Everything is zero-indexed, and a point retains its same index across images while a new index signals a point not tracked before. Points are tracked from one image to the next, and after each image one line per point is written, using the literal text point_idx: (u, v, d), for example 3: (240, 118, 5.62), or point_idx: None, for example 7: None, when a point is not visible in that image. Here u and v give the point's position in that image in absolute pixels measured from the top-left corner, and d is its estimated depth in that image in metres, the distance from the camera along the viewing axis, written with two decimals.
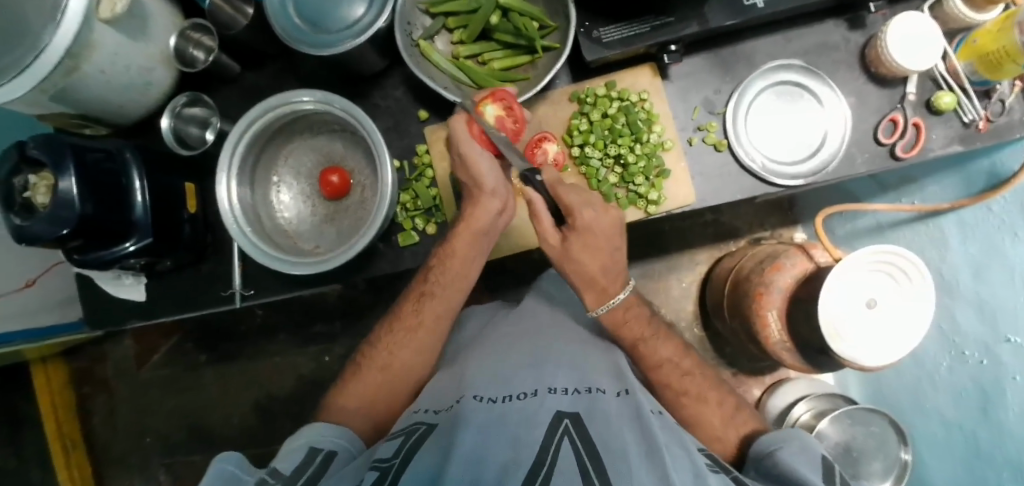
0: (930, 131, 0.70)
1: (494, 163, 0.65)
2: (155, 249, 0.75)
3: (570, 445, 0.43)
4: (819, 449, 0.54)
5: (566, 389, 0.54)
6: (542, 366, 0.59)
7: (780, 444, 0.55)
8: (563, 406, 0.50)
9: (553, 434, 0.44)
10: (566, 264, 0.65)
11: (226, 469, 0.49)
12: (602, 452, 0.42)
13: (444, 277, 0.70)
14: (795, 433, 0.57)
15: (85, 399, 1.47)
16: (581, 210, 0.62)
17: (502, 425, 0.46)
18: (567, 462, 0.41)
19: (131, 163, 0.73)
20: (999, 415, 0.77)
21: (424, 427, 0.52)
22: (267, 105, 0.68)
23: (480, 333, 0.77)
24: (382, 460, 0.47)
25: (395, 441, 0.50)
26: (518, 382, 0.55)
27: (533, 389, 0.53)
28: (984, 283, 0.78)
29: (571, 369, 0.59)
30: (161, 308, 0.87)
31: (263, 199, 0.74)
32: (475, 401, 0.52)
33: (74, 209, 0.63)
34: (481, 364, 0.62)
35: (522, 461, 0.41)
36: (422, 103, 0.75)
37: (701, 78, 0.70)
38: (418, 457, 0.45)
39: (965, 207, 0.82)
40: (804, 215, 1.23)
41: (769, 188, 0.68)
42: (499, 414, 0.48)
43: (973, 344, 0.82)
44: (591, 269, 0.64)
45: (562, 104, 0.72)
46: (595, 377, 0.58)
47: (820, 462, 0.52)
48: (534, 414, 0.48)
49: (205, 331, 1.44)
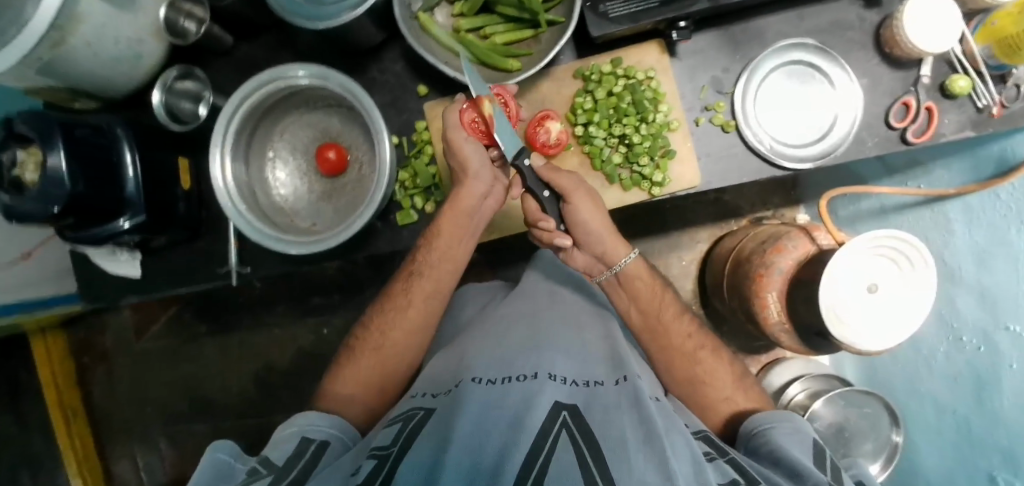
0: (941, 116, 0.69)
1: (477, 146, 0.64)
2: (149, 226, 0.74)
3: (569, 439, 0.42)
4: (810, 434, 0.54)
5: (566, 377, 0.53)
6: (543, 349, 0.58)
7: (773, 423, 0.55)
8: (562, 396, 0.49)
9: (552, 423, 0.44)
10: (589, 215, 0.63)
11: (220, 459, 0.50)
12: (601, 441, 0.42)
13: (433, 255, 0.69)
14: (783, 416, 0.56)
15: (85, 369, 1.48)
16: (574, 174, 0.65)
17: (500, 410, 0.46)
18: (565, 456, 0.40)
19: (122, 138, 0.71)
20: (994, 401, 0.77)
21: (422, 413, 0.51)
22: (262, 79, 0.66)
23: (478, 315, 0.77)
24: (380, 447, 0.46)
25: (393, 427, 0.50)
26: (519, 366, 0.54)
27: (533, 372, 0.53)
28: (988, 271, 0.77)
29: (571, 354, 0.58)
30: (157, 281, 0.86)
31: (258, 175, 0.72)
32: (474, 383, 0.51)
33: (63, 186, 0.62)
34: (481, 346, 0.61)
35: (519, 446, 0.40)
36: (422, 78, 0.73)
37: (711, 56, 0.68)
38: (417, 441, 0.45)
39: (971, 194, 0.81)
40: (807, 195, 1.22)
41: (776, 171, 0.67)
42: (497, 399, 0.47)
43: (971, 329, 0.81)
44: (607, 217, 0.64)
45: (565, 80, 0.70)
46: (594, 365, 0.57)
47: (811, 447, 0.52)
48: (532, 399, 0.47)
49: (203, 305, 1.44)
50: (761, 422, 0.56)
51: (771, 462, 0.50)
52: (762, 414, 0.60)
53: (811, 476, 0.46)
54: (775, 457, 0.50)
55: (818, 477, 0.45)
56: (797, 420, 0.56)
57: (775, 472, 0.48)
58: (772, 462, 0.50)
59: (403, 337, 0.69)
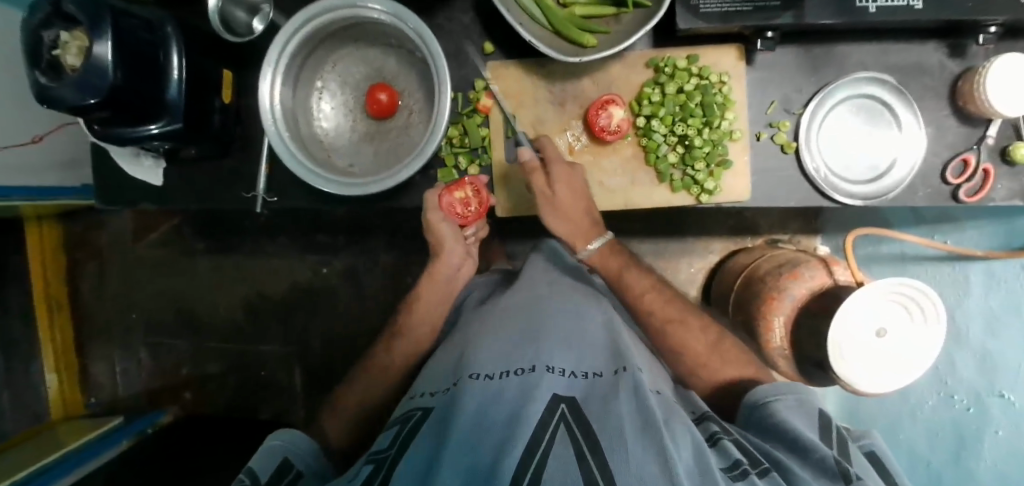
0: (996, 180, 0.68)
1: (453, 229, 0.73)
2: (181, 136, 0.72)
3: (567, 432, 0.43)
4: (813, 407, 0.56)
5: (564, 369, 0.53)
6: (541, 341, 0.57)
7: (776, 397, 0.57)
8: (560, 390, 0.49)
9: (550, 417, 0.44)
10: (556, 217, 0.69)
11: None
12: (598, 431, 0.43)
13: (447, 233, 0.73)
14: (789, 387, 0.58)
15: (77, 265, 1.47)
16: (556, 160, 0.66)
17: (496, 405, 0.46)
18: (562, 446, 0.41)
19: (172, 38, 0.68)
20: (972, 460, 0.87)
21: (419, 413, 0.52)
22: (328, 5, 0.63)
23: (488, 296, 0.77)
24: (378, 452, 0.49)
25: (391, 431, 0.52)
26: (518, 357, 0.54)
27: (530, 365, 0.53)
28: (998, 339, 0.83)
29: (570, 346, 0.58)
30: (176, 194, 0.85)
31: (304, 103, 0.71)
32: (472, 379, 0.51)
33: (105, 77, 0.60)
34: (480, 338, 0.61)
35: (518, 436, 0.41)
36: (488, 34, 0.71)
37: (785, 73, 0.66)
38: (415, 442, 0.47)
39: (996, 259, 0.82)
40: (828, 228, 1.21)
41: (824, 202, 0.66)
42: (496, 392, 0.48)
43: (965, 390, 0.88)
44: (576, 221, 0.69)
45: (638, 68, 0.68)
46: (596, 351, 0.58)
47: (814, 419, 0.54)
48: (529, 391, 0.48)
49: (207, 220, 1.42)
50: (764, 395, 0.58)
51: (777, 432, 0.52)
52: (765, 385, 0.61)
53: (815, 448, 0.48)
54: (779, 428, 0.52)
55: (823, 451, 0.48)
56: (799, 392, 0.58)
57: (780, 449, 0.50)
58: (778, 432, 0.52)
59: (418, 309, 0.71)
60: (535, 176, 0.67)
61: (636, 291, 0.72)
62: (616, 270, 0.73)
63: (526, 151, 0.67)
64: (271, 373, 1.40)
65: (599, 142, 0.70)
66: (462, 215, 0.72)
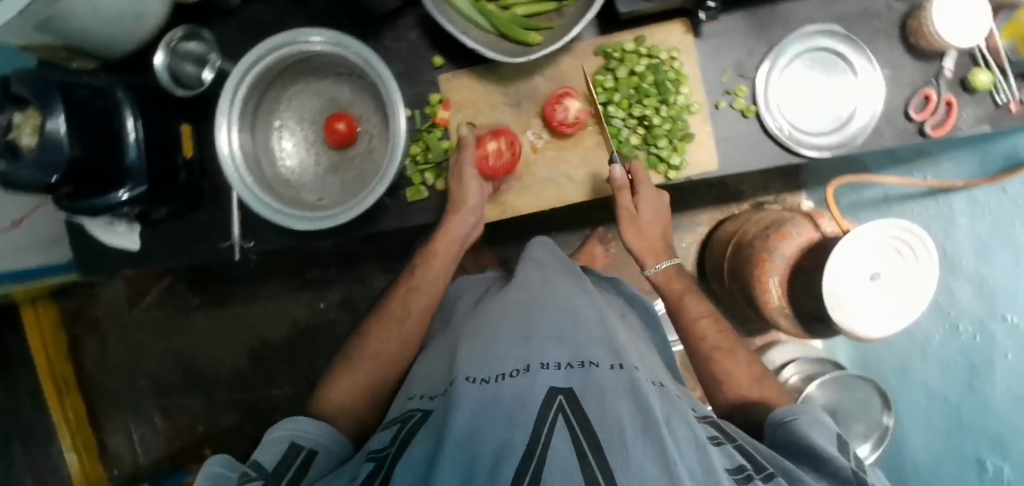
0: (960, 110, 0.69)
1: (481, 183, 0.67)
2: (150, 197, 0.72)
3: (565, 426, 0.42)
4: (832, 425, 0.54)
5: (559, 363, 0.53)
6: (534, 343, 0.57)
7: (792, 414, 0.55)
8: (557, 383, 0.49)
9: (546, 411, 0.44)
10: (637, 238, 0.69)
11: (217, 472, 0.50)
12: (597, 427, 0.42)
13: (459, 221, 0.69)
14: (808, 406, 0.56)
15: (76, 340, 1.46)
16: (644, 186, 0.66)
17: (494, 405, 0.46)
18: (561, 441, 0.40)
19: (124, 103, 0.68)
20: (987, 390, 0.80)
21: (420, 413, 0.52)
22: (270, 44, 0.63)
23: (477, 305, 0.75)
24: (377, 451, 0.48)
25: (390, 430, 0.51)
26: (512, 359, 0.55)
27: (525, 366, 0.53)
28: (986, 262, 0.78)
29: (565, 340, 0.58)
30: (157, 255, 0.85)
31: (264, 144, 0.70)
32: (467, 383, 0.51)
33: (62, 152, 0.59)
34: (472, 344, 0.61)
35: (516, 440, 0.41)
36: (437, 47, 0.71)
37: (735, 38, 0.67)
38: (414, 442, 0.46)
39: (975, 187, 0.81)
40: (809, 183, 1.22)
41: (794, 159, 0.66)
42: (491, 396, 0.48)
43: (968, 319, 0.83)
44: (649, 238, 0.69)
45: (587, 57, 0.68)
46: (591, 347, 0.57)
47: (832, 435, 0.52)
48: (526, 393, 0.48)
49: (198, 274, 1.42)
50: (780, 414, 0.56)
51: (794, 453, 0.51)
52: (780, 405, 0.60)
53: (834, 460, 0.47)
54: (796, 444, 0.51)
55: (840, 462, 0.46)
56: (817, 410, 0.56)
57: (798, 465, 0.49)
58: (795, 453, 0.51)
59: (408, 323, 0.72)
60: (621, 194, 0.66)
61: (692, 314, 0.70)
62: (678, 290, 0.72)
63: (614, 167, 0.65)
64: (285, 416, 1.39)
65: (562, 137, 0.70)
66: (502, 168, 0.68)
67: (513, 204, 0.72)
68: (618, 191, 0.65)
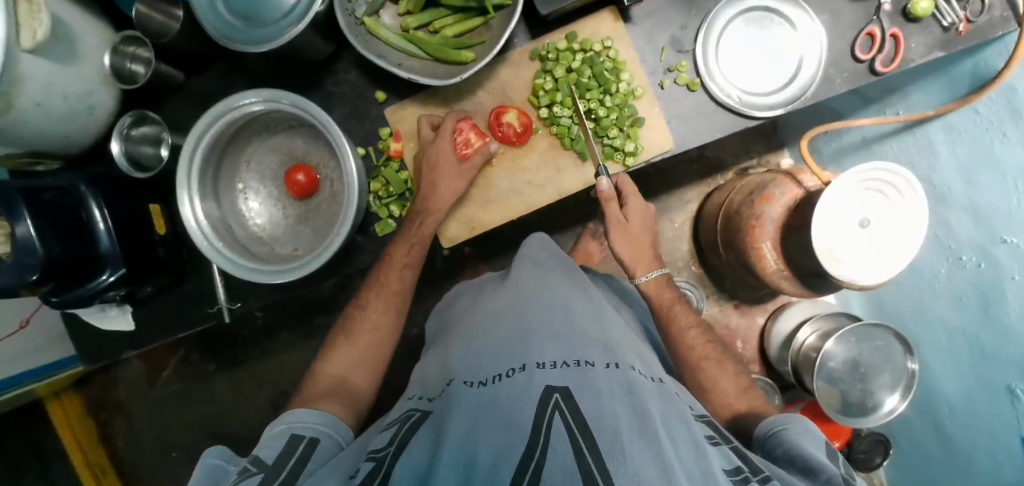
0: (909, 41, 0.69)
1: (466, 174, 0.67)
2: (133, 277, 0.73)
3: (562, 424, 0.39)
4: (819, 432, 0.54)
5: (555, 362, 0.49)
6: (530, 339, 0.54)
7: (783, 424, 0.55)
8: (553, 381, 0.45)
9: (543, 409, 0.41)
10: (627, 245, 0.75)
11: (211, 464, 0.49)
12: (594, 426, 0.39)
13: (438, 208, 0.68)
14: (795, 416, 0.56)
15: (104, 426, 1.47)
16: (631, 198, 0.73)
17: (491, 408, 0.43)
18: (560, 442, 0.37)
19: (88, 196, 0.68)
20: (1002, 317, 0.71)
21: (418, 413, 0.51)
22: (215, 113, 0.64)
23: (470, 307, 0.73)
24: (377, 450, 0.45)
25: (390, 431, 0.49)
26: (507, 359, 0.51)
27: (521, 365, 0.49)
28: (975, 188, 0.71)
29: (561, 338, 0.55)
30: (152, 334, 0.85)
31: (231, 209, 0.71)
32: (465, 387, 0.49)
33: (38, 253, 0.61)
34: (467, 346, 0.58)
35: (514, 442, 0.38)
36: (378, 84, 0.72)
37: (665, 15, 0.67)
38: (414, 443, 0.44)
39: (952, 112, 0.73)
40: (789, 138, 1.20)
41: (748, 122, 0.66)
42: (488, 399, 0.45)
43: (970, 248, 0.75)
44: (640, 247, 0.75)
45: (524, 63, 0.69)
46: (586, 346, 0.53)
47: (823, 445, 0.51)
48: (523, 392, 0.44)
49: (206, 342, 1.42)
50: (771, 425, 0.55)
51: (787, 461, 0.49)
52: (773, 415, 0.59)
53: (824, 471, 0.46)
54: (789, 456, 0.50)
55: (831, 471, 0.45)
56: (806, 419, 0.55)
57: (791, 473, 0.48)
58: (788, 460, 0.49)
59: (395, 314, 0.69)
60: (609, 204, 0.71)
61: (682, 325, 0.72)
62: (669, 299, 0.75)
63: (603, 180, 0.67)
64: None
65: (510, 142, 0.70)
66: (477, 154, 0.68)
67: (482, 219, 0.73)
68: (605, 201, 0.69)
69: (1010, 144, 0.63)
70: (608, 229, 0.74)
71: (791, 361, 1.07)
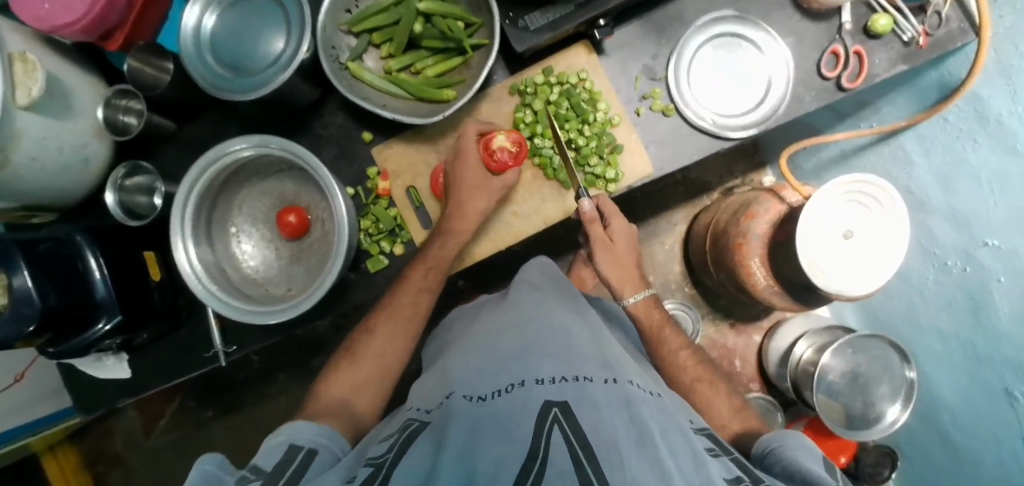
0: (873, 56, 0.72)
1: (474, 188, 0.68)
2: (130, 324, 0.73)
3: (561, 436, 0.39)
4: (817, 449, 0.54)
5: (553, 378, 0.49)
6: (528, 356, 0.54)
7: (780, 441, 0.55)
8: (552, 395, 0.46)
9: (541, 423, 0.41)
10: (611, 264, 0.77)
11: (206, 470, 0.43)
12: (592, 437, 0.39)
13: (440, 244, 0.69)
14: (792, 432, 0.56)
15: (100, 478, 1.44)
16: (614, 219, 0.75)
17: (491, 421, 0.43)
18: (559, 453, 0.37)
19: (84, 244, 0.69)
20: (993, 319, 0.72)
21: (417, 423, 0.49)
22: (206, 160, 0.65)
23: (464, 328, 0.73)
24: (376, 456, 0.44)
25: (388, 440, 0.47)
26: (506, 375, 0.51)
27: (520, 380, 0.49)
28: (954, 194, 0.73)
29: (559, 355, 0.55)
30: (149, 381, 0.85)
31: (224, 252, 0.72)
32: (464, 400, 0.48)
33: (34, 304, 0.61)
34: (466, 362, 0.58)
35: (514, 453, 0.37)
36: (365, 125, 0.74)
37: (637, 46, 0.70)
38: (414, 449, 0.43)
39: (921, 123, 0.76)
40: (771, 156, 1.22)
41: (725, 143, 0.69)
42: (488, 413, 0.44)
43: (954, 253, 0.77)
44: (626, 266, 0.78)
45: (505, 98, 0.72)
46: (584, 363, 0.54)
47: (821, 461, 0.52)
48: (522, 407, 0.44)
49: (204, 388, 1.41)
50: (769, 443, 0.55)
51: (786, 478, 0.49)
52: (770, 433, 0.59)
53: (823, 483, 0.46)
54: (788, 472, 0.50)
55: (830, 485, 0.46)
56: (802, 434, 0.55)
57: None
58: (787, 478, 0.49)
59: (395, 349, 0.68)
60: (593, 227, 0.72)
61: (673, 346, 0.74)
62: (658, 322, 0.77)
63: (585, 202, 0.68)
64: None
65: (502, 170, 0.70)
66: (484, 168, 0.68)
67: (471, 251, 0.74)
68: (588, 223, 0.69)
69: (981, 150, 0.65)
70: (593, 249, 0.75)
71: (791, 378, 1.07)
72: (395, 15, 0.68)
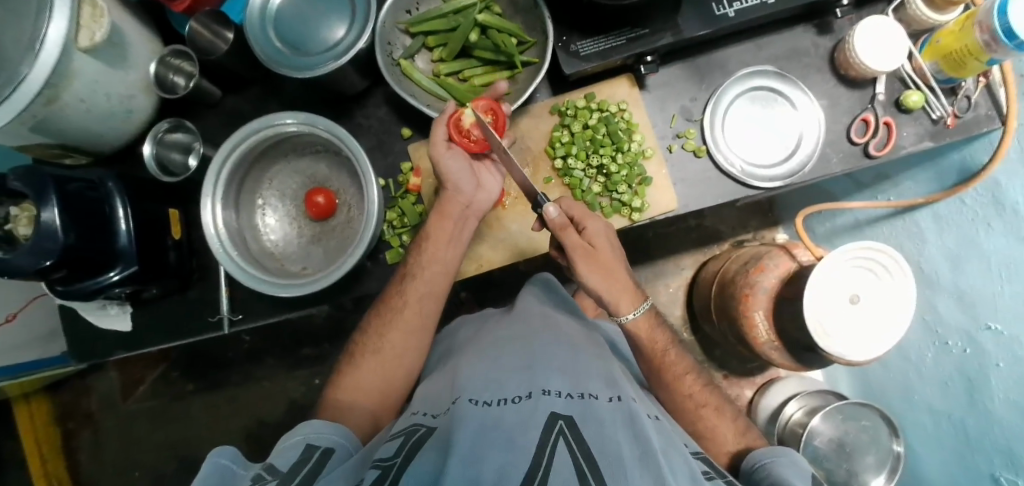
0: (901, 129, 0.74)
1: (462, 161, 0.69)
2: (141, 277, 0.74)
3: (567, 450, 0.40)
4: (809, 467, 0.55)
5: (560, 392, 0.50)
6: (535, 369, 0.55)
7: (772, 458, 0.57)
8: (558, 408, 0.47)
9: (546, 435, 0.42)
10: (599, 275, 0.64)
11: (220, 463, 0.44)
12: (598, 456, 0.40)
13: (443, 227, 0.70)
14: (785, 449, 0.58)
15: (70, 435, 1.43)
16: (586, 221, 0.66)
17: (497, 427, 0.43)
18: (564, 467, 0.38)
19: (115, 192, 0.71)
20: (987, 403, 0.72)
21: (423, 428, 0.49)
22: (250, 129, 0.67)
23: (475, 333, 0.73)
24: (383, 459, 0.44)
25: (394, 443, 0.48)
26: (513, 385, 0.52)
27: (527, 392, 0.50)
28: (962, 274, 0.75)
29: (566, 370, 0.56)
30: (147, 339, 0.85)
31: (249, 222, 0.74)
32: (469, 404, 0.48)
33: (57, 239, 0.62)
34: (473, 367, 0.59)
35: (518, 463, 0.38)
36: (405, 121, 0.76)
37: (677, 87, 0.73)
38: (420, 455, 0.43)
39: (938, 202, 0.78)
40: (785, 216, 1.24)
41: (748, 191, 0.71)
42: (494, 418, 0.45)
43: (956, 333, 0.77)
44: (613, 278, 0.65)
45: (543, 116, 0.74)
46: (589, 379, 0.54)
47: (809, 476, 0.53)
48: (528, 417, 0.45)
49: (191, 359, 1.41)
50: (760, 458, 0.58)
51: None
52: (762, 450, 0.61)
53: None
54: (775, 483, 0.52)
55: None
56: (794, 452, 0.57)
57: None
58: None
59: (397, 341, 0.69)
60: (565, 234, 0.63)
61: (679, 371, 0.69)
62: (663, 345, 0.69)
63: (550, 209, 0.62)
64: None
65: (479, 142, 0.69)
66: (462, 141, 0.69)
67: (489, 257, 0.77)
68: (559, 230, 0.62)
69: (994, 235, 0.66)
70: (574, 261, 0.63)
71: (778, 436, 1.06)
72: (453, 22, 0.71)
